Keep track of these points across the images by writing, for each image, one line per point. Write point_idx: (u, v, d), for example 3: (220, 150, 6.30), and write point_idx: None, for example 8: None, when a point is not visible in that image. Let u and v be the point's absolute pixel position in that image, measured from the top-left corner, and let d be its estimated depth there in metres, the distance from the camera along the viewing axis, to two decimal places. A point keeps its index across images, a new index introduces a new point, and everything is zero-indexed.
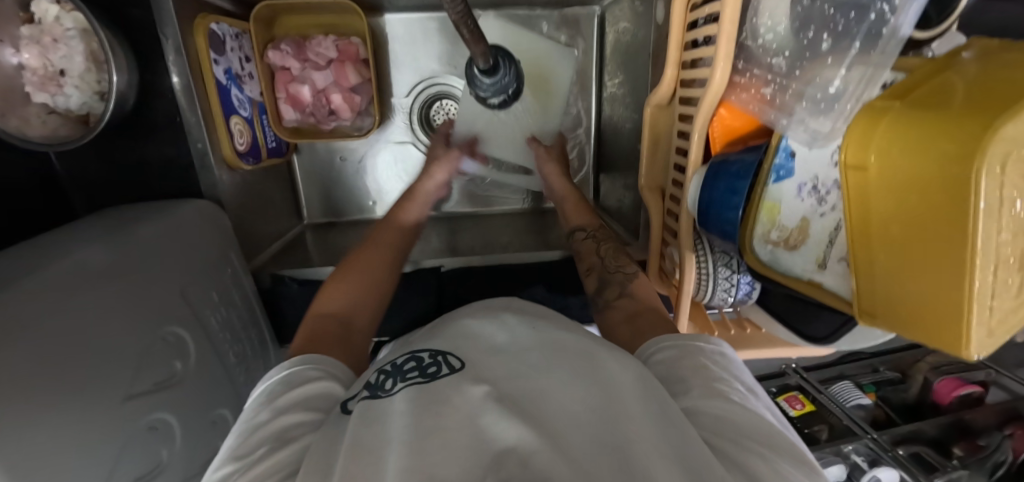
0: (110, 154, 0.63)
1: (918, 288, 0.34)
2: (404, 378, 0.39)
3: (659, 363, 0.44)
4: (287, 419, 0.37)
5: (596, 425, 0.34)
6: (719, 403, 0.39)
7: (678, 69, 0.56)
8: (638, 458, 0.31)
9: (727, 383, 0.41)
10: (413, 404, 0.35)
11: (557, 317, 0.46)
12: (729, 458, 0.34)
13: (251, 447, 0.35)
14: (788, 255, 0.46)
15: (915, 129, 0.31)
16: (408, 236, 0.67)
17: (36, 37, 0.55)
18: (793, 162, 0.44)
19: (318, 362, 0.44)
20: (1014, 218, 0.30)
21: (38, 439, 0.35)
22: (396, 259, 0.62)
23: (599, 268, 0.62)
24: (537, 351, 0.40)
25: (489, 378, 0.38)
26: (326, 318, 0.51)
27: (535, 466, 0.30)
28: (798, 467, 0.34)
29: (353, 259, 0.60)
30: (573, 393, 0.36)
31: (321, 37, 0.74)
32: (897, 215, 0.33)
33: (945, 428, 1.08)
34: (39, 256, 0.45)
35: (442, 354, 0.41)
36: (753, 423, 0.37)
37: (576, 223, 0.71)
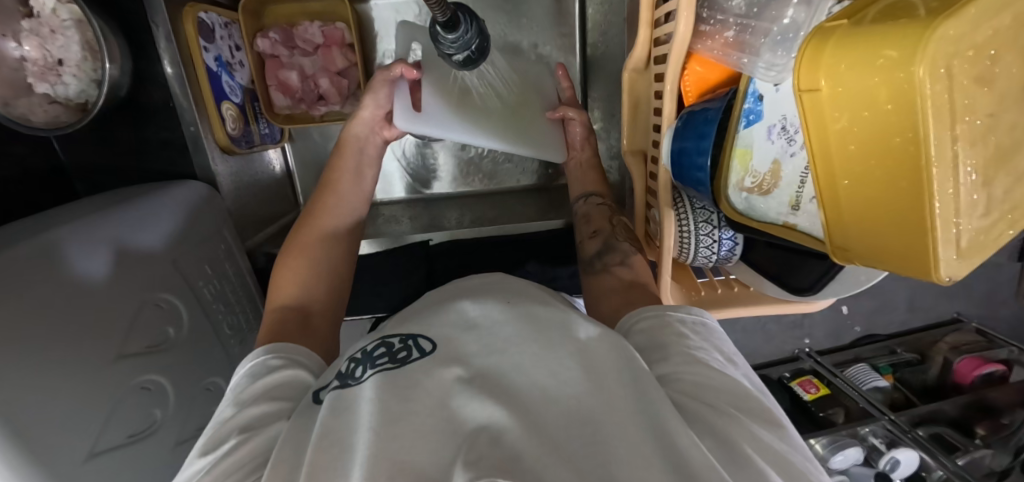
0: (112, 139, 0.68)
1: (884, 211, 0.34)
2: (373, 365, 0.37)
3: (638, 334, 0.43)
4: (258, 408, 0.38)
5: (570, 395, 0.32)
6: (697, 369, 0.38)
7: (652, 28, 0.54)
8: (608, 429, 0.30)
9: (704, 350, 0.40)
10: (380, 391, 0.33)
11: (534, 293, 0.42)
12: (706, 421, 0.34)
13: (223, 439, 0.36)
14: (762, 201, 0.45)
15: (860, 42, 0.31)
16: (351, 207, 0.63)
17: (35, 29, 0.58)
18: (761, 105, 0.43)
19: (284, 348, 0.43)
20: (971, 128, 0.29)
21: (30, 384, 0.38)
22: (338, 237, 0.59)
23: (607, 234, 0.62)
24: (511, 322, 0.37)
25: (462, 356, 0.36)
26: (281, 312, 0.49)
27: (506, 445, 0.29)
28: (771, 430, 0.34)
29: (297, 237, 0.57)
30: (545, 362, 0.34)
31: (307, 23, 0.76)
32: (854, 134, 0.33)
33: (964, 409, 1.08)
34: (37, 225, 0.48)
35: (412, 337, 0.38)
36: (728, 389, 0.37)
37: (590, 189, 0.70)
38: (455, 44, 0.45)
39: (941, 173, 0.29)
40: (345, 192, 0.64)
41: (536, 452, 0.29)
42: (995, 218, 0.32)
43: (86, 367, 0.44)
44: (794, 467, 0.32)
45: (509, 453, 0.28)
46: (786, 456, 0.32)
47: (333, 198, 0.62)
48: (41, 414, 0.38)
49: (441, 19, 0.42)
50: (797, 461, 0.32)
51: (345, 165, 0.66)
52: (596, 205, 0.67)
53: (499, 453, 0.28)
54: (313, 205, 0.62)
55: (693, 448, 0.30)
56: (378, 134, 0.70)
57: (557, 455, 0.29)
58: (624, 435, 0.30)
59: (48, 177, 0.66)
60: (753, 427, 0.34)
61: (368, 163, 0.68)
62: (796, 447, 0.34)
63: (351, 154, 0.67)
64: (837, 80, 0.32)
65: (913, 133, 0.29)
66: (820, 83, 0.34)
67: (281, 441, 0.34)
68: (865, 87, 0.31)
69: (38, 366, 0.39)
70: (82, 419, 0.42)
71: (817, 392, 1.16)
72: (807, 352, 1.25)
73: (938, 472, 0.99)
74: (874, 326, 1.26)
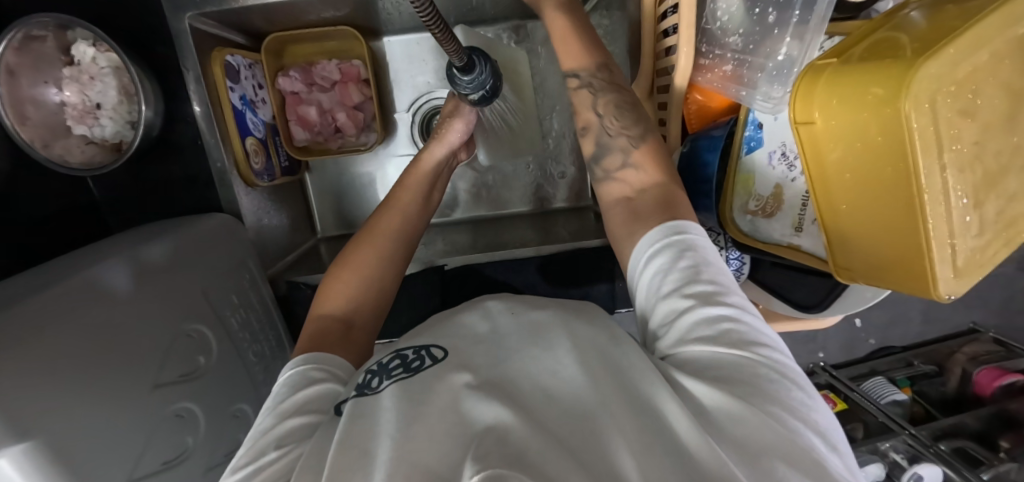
0: (143, 176, 0.72)
1: (880, 230, 0.35)
2: (390, 375, 0.39)
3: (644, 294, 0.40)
4: (298, 420, 0.39)
5: (565, 393, 0.34)
6: (701, 344, 0.35)
7: (654, 60, 0.57)
8: (604, 422, 0.31)
9: (715, 313, 0.36)
10: (397, 398, 0.35)
11: (544, 301, 0.44)
12: (702, 405, 0.32)
13: (262, 451, 0.37)
14: (766, 223, 0.47)
15: (847, 81, 0.34)
16: (410, 227, 0.62)
17: (76, 77, 0.62)
18: (761, 132, 0.46)
19: (323, 360, 0.45)
20: (957, 155, 0.31)
21: (76, 416, 0.41)
22: (407, 229, 0.62)
23: (596, 129, 0.54)
24: (517, 332, 0.39)
25: (470, 364, 0.37)
26: (321, 323, 0.51)
27: (513, 442, 0.29)
28: (781, 406, 0.32)
29: (376, 225, 0.60)
30: (544, 364, 0.36)
31: (325, 61, 0.80)
32: (849, 163, 0.35)
33: (986, 422, 1.07)
34: (79, 262, 0.51)
35: (425, 347, 0.40)
36: (735, 363, 0.34)
37: (571, 65, 0.55)
38: (471, 84, 0.47)
39: (932, 199, 0.31)
40: (409, 211, 0.63)
41: (540, 447, 0.29)
42: (989, 239, 0.34)
43: (127, 398, 0.46)
44: (797, 445, 0.29)
45: (514, 449, 0.28)
46: (795, 439, 0.30)
47: (395, 215, 0.62)
48: (82, 443, 0.40)
49: (458, 64, 0.45)
50: (804, 437, 0.30)
51: (412, 183, 0.66)
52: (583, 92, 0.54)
53: (506, 449, 0.28)
54: (388, 198, 0.64)
55: (690, 433, 0.30)
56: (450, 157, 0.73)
57: (559, 448, 0.29)
58: (619, 425, 0.31)
59: (82, 213, 0.70)
60: (756, 405, 0.31)
61: (435, 183, 0.70)
62: (807, 423, 0.31)
63: (423, 172, 0.68)
64: (829, 114, 0.35)
65: (903, 162, 0.31)
66: (814, 118, 0.36)
67: (305, 456, 0.35)
68: (854, 121, 0.33)
69: (81, 398, 0.42)
70: (121, 446, 0.44)
71: (835, 408, 1.15)
72: (821, 367, 1.24)
73: None
74: (888, 338, 1.27)
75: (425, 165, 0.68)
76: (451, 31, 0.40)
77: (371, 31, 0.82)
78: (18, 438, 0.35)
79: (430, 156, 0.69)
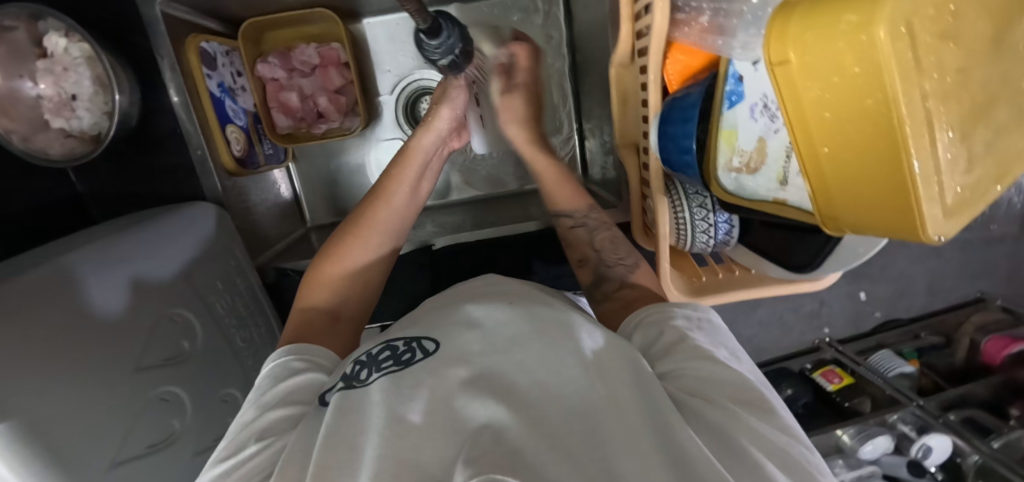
0: (125, 166, 0.71)
1: (864, 188, 0.35)
2: (378, 368, 0.36)
3: (641, 331, 0.43)
4: (278, 413, 0.38)
5: (567, 393, 0.33)
6: (700, 363, 0.38)
7: (632, 23, 0.55)
8: (604, 427, 0.31)
9: (708, 344, 0.40)
10: (385, 395, 0.33)
11: (541, 295, 0.41)
12: (701, 416, 0.34)
13: (242, 445, 0.36)
14: (750, 179, 0.46)
15: (822, 11, 0.32)
16: (400, 224, 0.59)
17: (50, 68, 0.62)
18: (742, 85, 0.44)
19: (308, 351, 0.44)
20: (937, 83, 0.30)
21: (54, 396, 0.40)
22: (394, 226, 0.58)
23: (594, 261, 0.59)
24: (515, 321, 0.37)
25: (466, 354, 0.35)
26: (309, 316, 0.51)
27: (508, 442, 0.30)
28: (772, 423, 0.34)
29: (367, 221, 0.57)
30: (547, 361, 0.34)
31: (303, 45, 0.79)
32: (827, 101, 0.33)
33: (995, 390, 1.04)
34: (56, 248, 0.51)
35: (416, 339, 0.38)
36: (730, 382, 0.37)
37: (565, 208, 0.64)
38: (439, 49, 0.46)
39: (913, 131, 0.30)
40: (397, 202, 0.59)
41: (535, 449, 0.29)
42: (980, 174, 0.33)
43: (107, 380, 0.46)
44: (789, 456, 0.32)
45: (509, 450, 0.29)
46: (787, 449, 0.32)
47: (383, 210, 0.58)
48: (62, 425, 0.40)
49: (423, 27, 0.43)
50: (796, 450, 0.32)
51: (405, 174, 0.60)
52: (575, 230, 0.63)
53: (500, 450, 0.29)
54: (377, 190, 0.59)
55: (692, 441, 0.31)
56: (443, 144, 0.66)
57: (558, 451, 0.29)
58: (624, 429, 0.30)
59: (63, 208, 0.69)
60: (751, 419, 0.34)
61: (427, 174, 0.63)
62: (799, 438, 0.34)
63: (415, 163, 0.61)
64: (805, 48, 0.33)
65: (882, 94, 0.30)
66: (789, 56, 0.34)
67: (288, 450, 0.34)
68: (832, 53, 0.32)
69: (60, 377, 0.41)
70: (103, 429, 0.44)
71: (841, 382, 1.12)
72: (827, 342, 1.23)
73: (974, 456, 0.95)
74: (894, 310, 1.25)
75: (415, 156, 0.61)
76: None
77: (349, 14, 0.81)
78: None
79: (422, 143, 0.62)
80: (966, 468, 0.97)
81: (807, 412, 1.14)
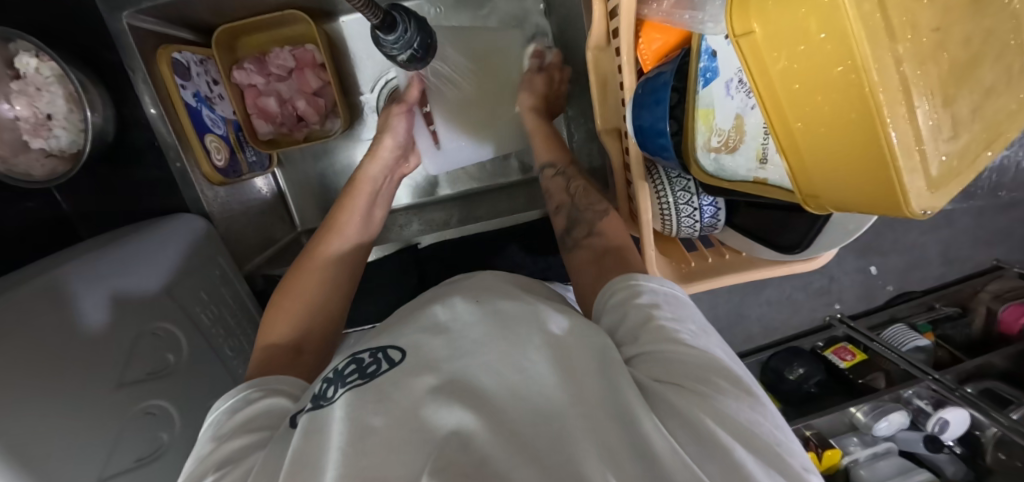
0: (110, 181, 0.72)
1: (841, 163, 0.33)
2: (344, 383, 0.36)
3: (612, 309, 0.42)
4: (238, 442, 0.36)
5: (534, 391, 0.33)
6: (665, 345, 0.36)
7: (605, 3, 0.53)
8: (570, 426, 0.31)
9: (674, 323, 0.38)
10: (350, 409, 0.33)
11: (506, 287, 0.41)
12: (666, 402, 0.33)
13: (201, 477, 0.34)
14: (730, 159, 0.44)
15: None
16: (352, 249, 0.62)
17: (22, 90, 0.61)
18: (716, 61, 0.41)
19: (266, 381, 0.42)
20: (912, 46, 0.28)
21: (37, 414, 0.40)
22: (346, 258, 0.60)
23: (569, 207, 0.60)
24: (480, 323, 0.37)
25: (432, 361, 0.35)
26: (272, 351, 0.48)
27: (476, 450, 0.30)
28: (740, 402, 0.33)
29: (318, 249, 0.59)
30: (512, 359, 0.34)
31: (278, 49, 0.77)
32: (795, 72, 0.31)
33: (1015, 360, 1.00)
34: (36, 267, 0.51)
35: (382, 350, 0.37)
36: (696, 362, 0.35)
37: (546, 159, 0.68)
38: (396, 44, 0.45)
39: (888, 97, 0.28)
40: (348, 231, 0.63)
41: (505, 455, 0.29)
42: (966, 140, 0.30)
43: (91, 396, 0.46)
44: (756, 437, 0.31)
45: (477, 457, 0.29)
46: (752, 428, 0.31)
47: (334, 239, 0.61)
48: (46, 442, 0.40)
49: (378, 23, 0.42)
50: (764, 430, 0.31)
51: (354, 204, 0.66)
52: (555, 178, 0.65)
53: (468, 459, 0.29)
54: (330, 223, 0.63)
55: (657, 434, 0.30)
56: (392, 169, 0.73)
57: (524, 455, 0.29)
58: (590, 428, 0.30)
59: (52, 226, 0.70)
60: (717, 400, 0.32)
61: (378, 199, 0.70)
62: (766, 414, 0.33)
63: (363, 191, 0.68)
64: (769, 18, 0.31)
65: (851, 61, 0.28)
66: (752, 27, 0.32)
67: (251, 478, 0.33)
68: (796, 22, 0.30)
69: (45, 396, 0.42)
70: (88, 445, 0.44)
71: (852, 359, 1.09)
72: (838, 319, 1.19)
73: (992, 429, 0.92)
74: (906, 282, 1.22)
75: (364, 185, 0.68)
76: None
77: (325, 14, 0.80)
78: None
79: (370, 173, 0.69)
80: (985, 440, 0.94)
81: (820, 390, 1.09)
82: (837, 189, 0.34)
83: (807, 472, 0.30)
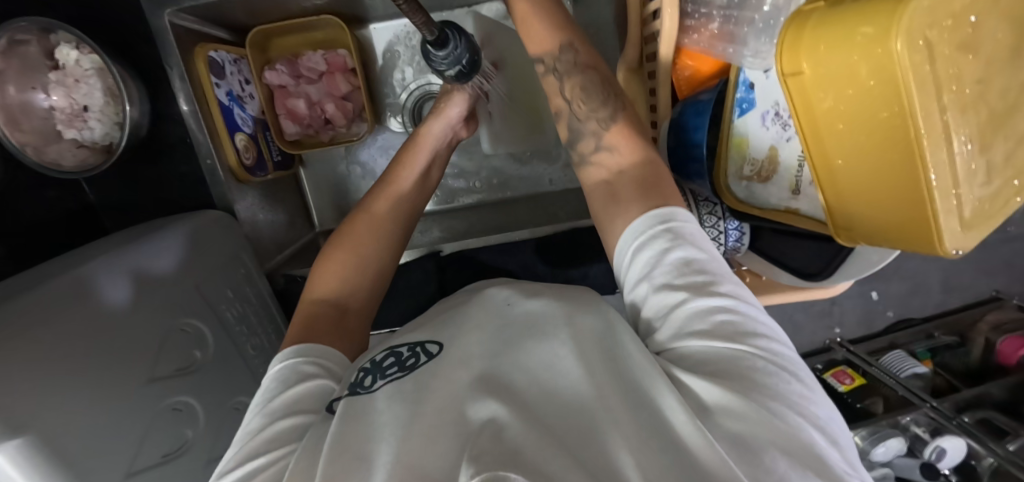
0: (138, 174, 0.73)
1: (879, 182, 0.33)
2: (384, 375, 0.37)
3: (636, 287, 0.39)
4: (284, 423, 0.36)
5: (563, 390, 0.32)
6: (694, 336, 0.33)
7: (641, 27, 0.54)
8: (600, 419, 0.29)
9: (712, 305, 0.34)
10: (392, 400, 0.33)
11: (543, 287, 0.42)
12: (699, 399, 0.30)
13: (249, 458, 0.34)
14: (763, 188, 0.45)
15: (835, 22, 0.31)
16: (410, 208, 0.61)
17: (62, 80, 0.62)
18: (754, 93, 0.43)
19: (312, 351, 0.43)
20: (957, 97, 0.29)
21: (73, 407, 0.41)
22: (404, 215, 0.60)
23: (566, 112, 0.52)
24: (509, 324, 0.37)
25: (467, 358, 0.35)
26: (319, 306, 0.49)
27: (508, 440, 0.27)
28: (783, 399, 0.29)
29: (375, 202, 0.59)
30: (540, 356, 0.34)
31: (311, 52, 0.79)
32: (840, 112, 0.33)
33: (1011, 391, 1.01)
34: (69, 261, 0.52)
35: (420, 344, 0.38)
36: (731, 354, 0.31)
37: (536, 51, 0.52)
38: (445, 60, 0.46)
39: (931, 143, 0.29)
40: (409, 188, 0.62)
41: (535, 446, 0.26)
42: (999, 185, 0.32)
43: (124, 391, 0.47)
44: (798, 439, 0.27)
45: (509, 448, 0.26)
46: (795, 431, 0.27)
47: (397, 192, 0.61)
48: (80, 437, 0.41)
49: (430, 38, 0.44)
50: (806, 432, 0.27)
51: (413, 158, 0.64)
52: (545, 75, 0.53)
53: (502, 449, 0.26)
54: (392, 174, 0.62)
55: (686, 425, 0.28)
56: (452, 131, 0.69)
57: (553, 447, 0.27)
58: (617, 421, 0.28)
59: (79, 216, 0.71)
60: (758, 395, 0.29)
61: (436, 160, 0.67)
62: (808, 414, 0.29)
63: (424, 149, 0.66)
64: (819, 62, 0.33)
65: (898, 108, 0.29)
66: (801, 68, 0.34)
67: (295, 459, 0.32)
68: (844, 67, 0.31)
69: (78, 388, 0.42)
70: (119, 440, 0.45)
71: (852, 383, 1.11)
72: (838, 342, 1.21)
73: (988, 459, 0.93)
74: (907, 309, 1.23)
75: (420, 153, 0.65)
76: (422, 9, 0.37)
77: (356, 20, 0.81)
78: (15, 432, 0.36)
79: (433, 129, 0.66)
80: (980, 470, 0.95)
81: None
82: (878, 207, 0.34)
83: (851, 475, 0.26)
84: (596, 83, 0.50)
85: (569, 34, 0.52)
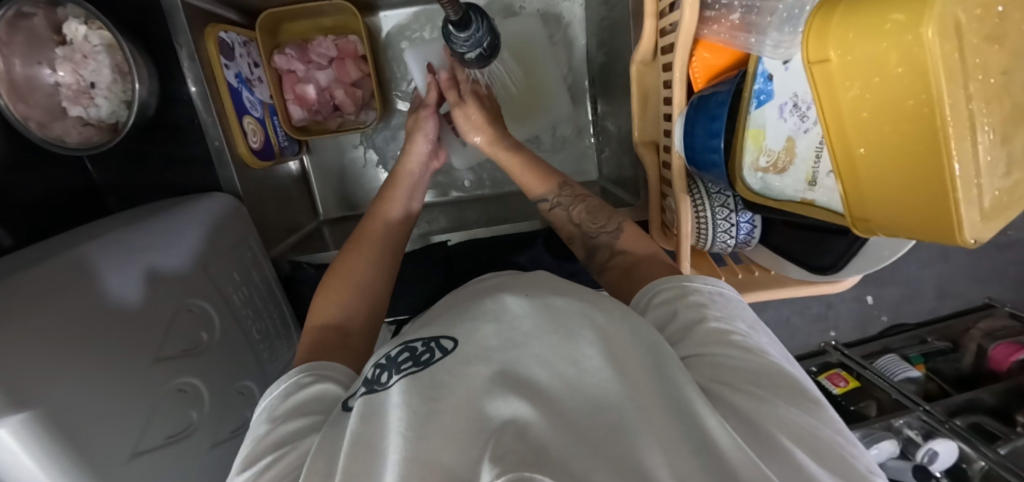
0: (144, 155, 0.72)
1: (903, 177, 0.34)
2: (399, 370, 0.35)
3: (656, 306, 0.42)
4: (291, 424, 0.36)
5: (590, 388, 0.31)
6: (717, 348, 0.36)
7: (656, 20, 0.55)
8: (632, 418, 0.28)
9: (725, 323, 0.39)
10: (407, 394, 0.31)
11: (561, 283, 0.39)
12: (730, 404, 0.32)
13: (258, 457, 0.34)
14: (778, 179, 0.45)
15: (866, 9, 0.32)
16: (396, 234, 0.61)
17: (69, 56, 0.61)
18: (772, 84, 0.43)
19: (316, 366, 0.42)
20: (983, 87, 0.30)
21: (79, 381, 0.40)
22: (392, 240, 0.60)
23: (580, 235, 0.59)
24: (531, 317, 0.34)
25: (483, 351, 0.33)
26: (319, 333, 0.48)
27: (533, 439, 0.27)
28: (800, 408, 0.32)
29: (360, 232, 0.60)
30: (566, 353, 0.32)
31: (321, 38, 0.79)
32: (866, 101, 0.33)
33: (1002, 396, 1.03)
34: (76, 237, 0.51)
35: (434, 338, 0.35)
36: (752, 367, 0.35)
37: (536, 191, 0.65)
38: (467, 42, 0.47)
39: (957, 131, 0.29)
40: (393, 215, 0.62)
41: (562, 445, 0.27)
42: (1016, 179, 0.32)
43: (130, 370, 0.46)
44: (820, 442, 0.30)
45: (535, 447, 0.26)
46: (814, 435, 0.30)
47: (379, 220, 0.61)
48: (85, 413, 0.40)
49: (454, 18, 0.44)
50: (826, 435, 0.31)
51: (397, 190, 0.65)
52: (555, 210, 0.63)
53: (526, 447, 0.26)
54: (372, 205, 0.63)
55: (721, 428, 0.29)
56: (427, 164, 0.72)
57: (582, 447, 0.27)
58: (651, 421, 0.28)
59: (81, 196, 0.70)
60: (777, 405, 0.32)
61: (417, 191, 0.68)
62: (825, 421, 0.32)
63: (404, 182, 0.67)
64: (848, 50, 0.33)
65: (926, 95, 0.30)
66: (828, 54, 0.34)
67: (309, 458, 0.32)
68: (874, 54, 0.32)
69: (85, 364, 0.42)
70: (124, 419, 0.44)
71: (846, 386, 1.12)
72: (833, 346, 1.22)
73: (980, 462, 0.94)
74: (901, 314, 1.24)
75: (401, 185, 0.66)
76: None
77: (366, 6, 0.81)
78: (20, 406, 0.35)
79: (407, 167, 0.68)
80: (972, 473, 0.96)
81: None
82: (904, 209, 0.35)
83: (872, 474, 0.29)
84: (598, 206, 0.60)
85: (554, 181, 0.64)
